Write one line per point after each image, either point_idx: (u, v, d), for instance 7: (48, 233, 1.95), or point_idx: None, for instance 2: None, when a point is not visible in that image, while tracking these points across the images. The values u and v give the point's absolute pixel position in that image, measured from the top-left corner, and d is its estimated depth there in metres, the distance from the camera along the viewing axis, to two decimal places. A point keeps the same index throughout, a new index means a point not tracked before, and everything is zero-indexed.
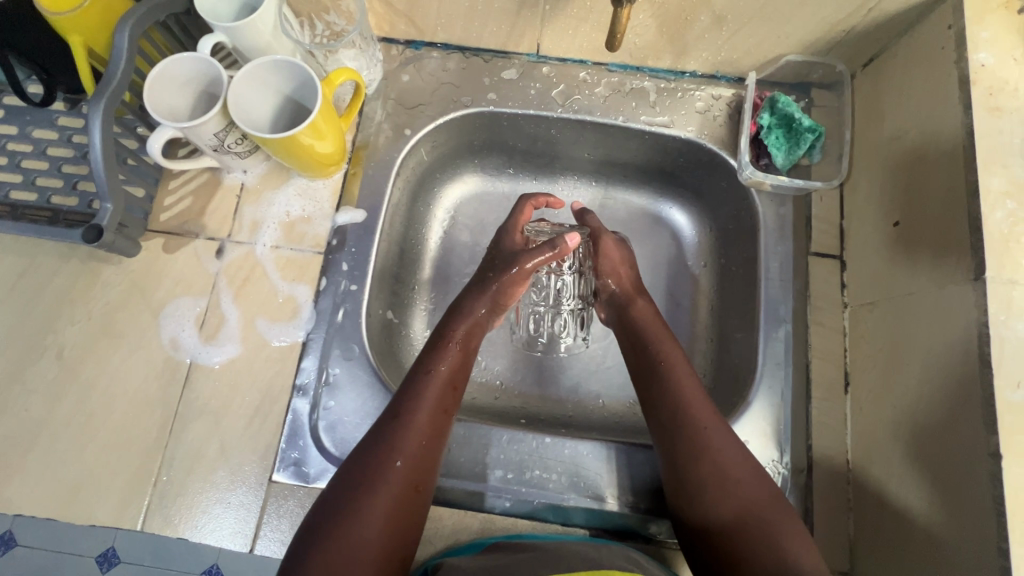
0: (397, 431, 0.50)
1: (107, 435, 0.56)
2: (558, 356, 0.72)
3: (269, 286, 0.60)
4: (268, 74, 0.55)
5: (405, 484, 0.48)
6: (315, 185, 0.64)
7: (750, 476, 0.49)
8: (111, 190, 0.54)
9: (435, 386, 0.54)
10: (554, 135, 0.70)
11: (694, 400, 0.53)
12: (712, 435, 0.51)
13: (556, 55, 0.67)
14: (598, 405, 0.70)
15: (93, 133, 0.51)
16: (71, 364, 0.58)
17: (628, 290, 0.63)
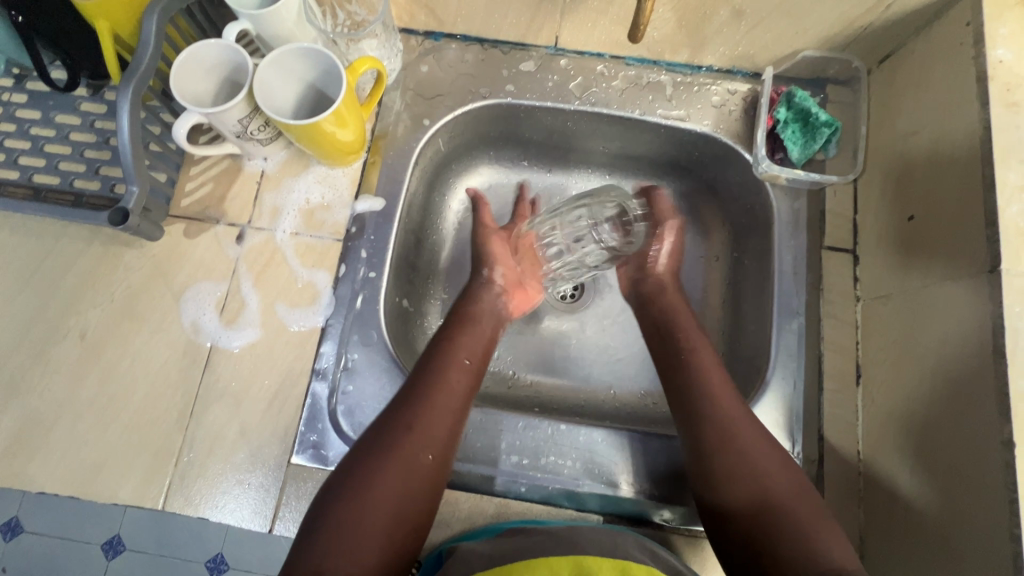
0: (417, 403, 0.51)
1: (128, 416, 0.57)
2: (568, 346, 0.73)
3: (289, 271, 0.61)
4: (297, 63, 0.55)
5: (421, 455, 0.49)
6: (334, 173, 0.64)
7: (770, 461, 0.50)
8: (137, 173, 0.55)
9: (459, 368, 0.55)
10: (570, 127, 0.71)
11: (725, 386, 0.55)
12: (739, 419, 0.53)
13: (573, 48, 0.67)
14: (610, 397, 0.70)
15: (122, 119, 0.52)
16: (93, 346, 0.59)
17: (664, 275, 0.67)
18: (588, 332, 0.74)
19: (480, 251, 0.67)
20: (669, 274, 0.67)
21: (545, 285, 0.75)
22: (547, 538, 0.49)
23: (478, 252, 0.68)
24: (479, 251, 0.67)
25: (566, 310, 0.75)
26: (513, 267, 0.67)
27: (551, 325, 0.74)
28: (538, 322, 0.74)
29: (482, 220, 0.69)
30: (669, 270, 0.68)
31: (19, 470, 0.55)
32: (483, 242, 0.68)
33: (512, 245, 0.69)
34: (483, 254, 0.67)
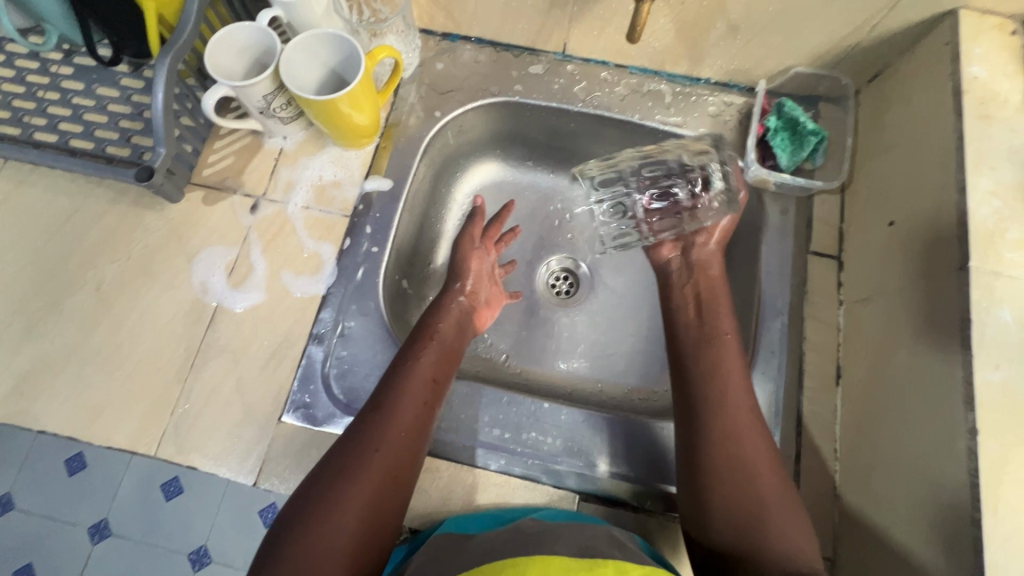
0: (377, 420, 0.52)
1: (134, 364, 0.60)
2: (559, 336, 0.75)
3: (297, 241, 0.65)
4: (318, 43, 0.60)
5: (383, 475, 0.49)
6: (347, 154, 0.68)
7: (756, 494, 0.50)
8: (166, 137, 0.60)
9: (418, 380, 0.55)
10: (573, 129, 0.75)
11: (735, 404, 0.54)
12: (742, 448, 0.52)
13: (580, 55, 0.72)
14: (597, 391, 0.72)
15: (161, 74, 0.57)
16: (107, 297, 0.62)
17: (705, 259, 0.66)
18: (577, 324, 0.76)
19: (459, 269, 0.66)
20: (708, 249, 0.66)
21: (540, 280, 0.78)
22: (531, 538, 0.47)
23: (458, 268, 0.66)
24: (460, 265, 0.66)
25: (559, 304, 0.77)
26: (482, 287, 0.67)
27: (541, 315, 0.76)
28: (531, 314, 0.76)
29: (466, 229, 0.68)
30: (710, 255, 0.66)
31: (27, 409, 0.58)
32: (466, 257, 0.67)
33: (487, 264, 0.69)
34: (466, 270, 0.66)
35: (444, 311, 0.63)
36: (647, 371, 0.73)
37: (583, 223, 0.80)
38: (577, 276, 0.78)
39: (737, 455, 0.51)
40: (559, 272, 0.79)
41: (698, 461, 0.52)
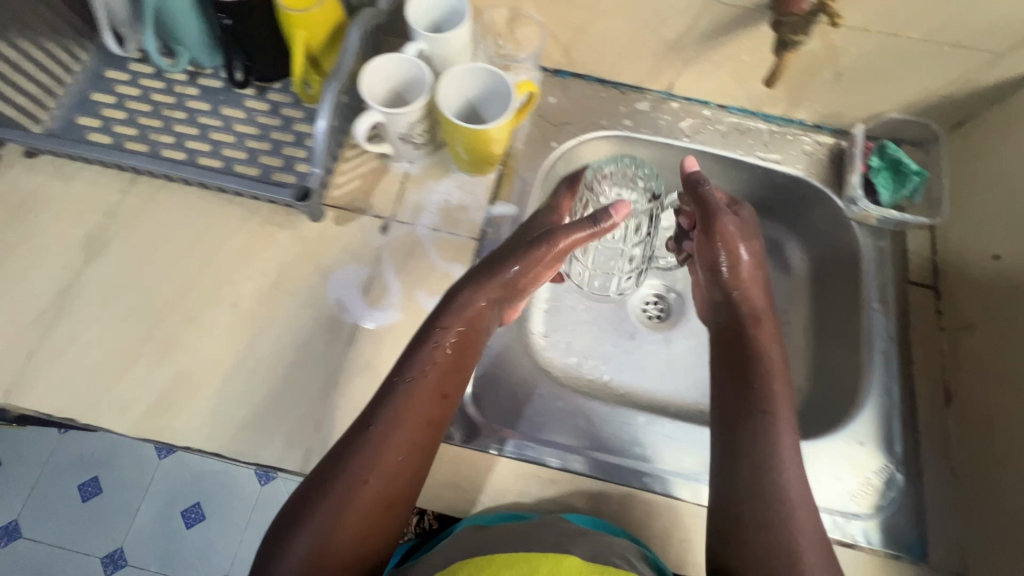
0: (359, 438, 0.49)
1: (274, 380, 0.60)
2: (658, 359, 0.80)
3: (428, 262, 0.66)
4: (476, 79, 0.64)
5: (376, 501, 0.48)
6: (472, 180, 0.71)
7: (796, 521, 0.49)
8: (321, 157, 0.63)
9: (422, 397, 0.52)
10: (673, 162, 0.79)
11: (784, 422, 0.55)
12: (785, 472, 0.51)
13: (684, 94, 0.77)
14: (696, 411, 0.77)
15: (326, 101, 0.60)
16: (244, 312, 0.62)
17: (756, 302, 0.66)
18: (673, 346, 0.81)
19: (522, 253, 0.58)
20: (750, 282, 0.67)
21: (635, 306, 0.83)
22: (548, 544, 0.47)
23: (517, 248, 0.59)
24: (533, 243, 0.59)
25: (654, 329, 0.83)
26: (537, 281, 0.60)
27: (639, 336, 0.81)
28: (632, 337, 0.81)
29: (576, 223, 0.60)
30: (755, 294, 0.66)
31: (167, 425, 0.57)
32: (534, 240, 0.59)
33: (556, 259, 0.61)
34: (524, 253, 0.58)
35: (467, 296, 0.56)
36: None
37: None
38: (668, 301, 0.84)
39: (778, 481, 0.51)
40: (650, 296, 0.85)
41: (741, 494, 0.51)
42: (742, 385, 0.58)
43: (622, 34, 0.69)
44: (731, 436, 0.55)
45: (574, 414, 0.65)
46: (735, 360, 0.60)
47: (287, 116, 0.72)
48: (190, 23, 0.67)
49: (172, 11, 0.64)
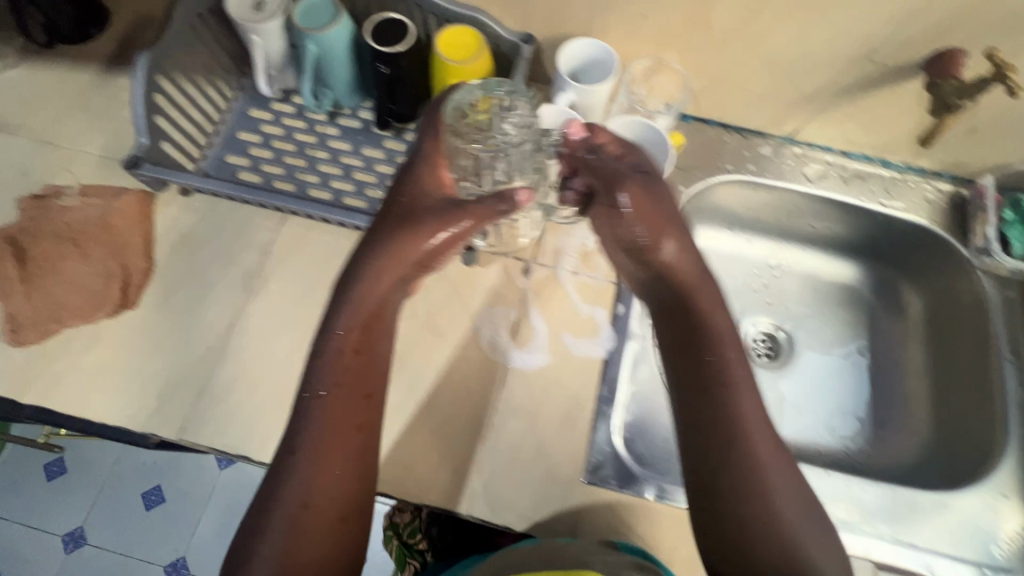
0: (308, 451, 0.48)
1: (435, 421, 0.62)
2: (773, 398, 0.82)
3: (572, 305, 0.68)
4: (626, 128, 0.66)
5: (294, 504, 0.47)
6: None
7: (773, 499, 0.49)
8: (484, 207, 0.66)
9: (338, 404, 0.50)
10: (791, 206, 0.81)
11: (744, 406, 0.52)
12: (767, 475, 0.50)
13: (806, 139, 0.79)
14: (817, 454, 0.78)
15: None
16: (401, 353, 0.65)
17: (663, 261, 0.55)
18: (786, 384, 0.83)
19: (396, 228, 0.54)
20: (676, 261, 0.55)
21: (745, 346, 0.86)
22: (572, 561, 0.51)
23: (399, 225, 0.54)
24: (405, 220, 0.54)
25: (768, 369, 0.84)
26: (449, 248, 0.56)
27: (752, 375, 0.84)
28: None
29: (477, 208, 0.54)
30: (671, 257, 0.55)
31: None
32: (408, 209, 0.56)
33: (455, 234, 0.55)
34: (399, 223, 0.54)
35: (364, 282, 0.53)
36: (859, 432, 0.80)
37: (781, 291, 0.89)
38: (778, 340, 0.86)
39: (755, 472, 0.50)
40: (758, 335, 0.87)
41: (721, 493, 0.50)
42: (694, 366, 0.54)
43: (760, 84, 0.71)
44: (718, 440, 0.51)
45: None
46: (693, 343, 0.55)
47: None
48: (339, 60, 0.68)
49: (331, 51, 0.67)
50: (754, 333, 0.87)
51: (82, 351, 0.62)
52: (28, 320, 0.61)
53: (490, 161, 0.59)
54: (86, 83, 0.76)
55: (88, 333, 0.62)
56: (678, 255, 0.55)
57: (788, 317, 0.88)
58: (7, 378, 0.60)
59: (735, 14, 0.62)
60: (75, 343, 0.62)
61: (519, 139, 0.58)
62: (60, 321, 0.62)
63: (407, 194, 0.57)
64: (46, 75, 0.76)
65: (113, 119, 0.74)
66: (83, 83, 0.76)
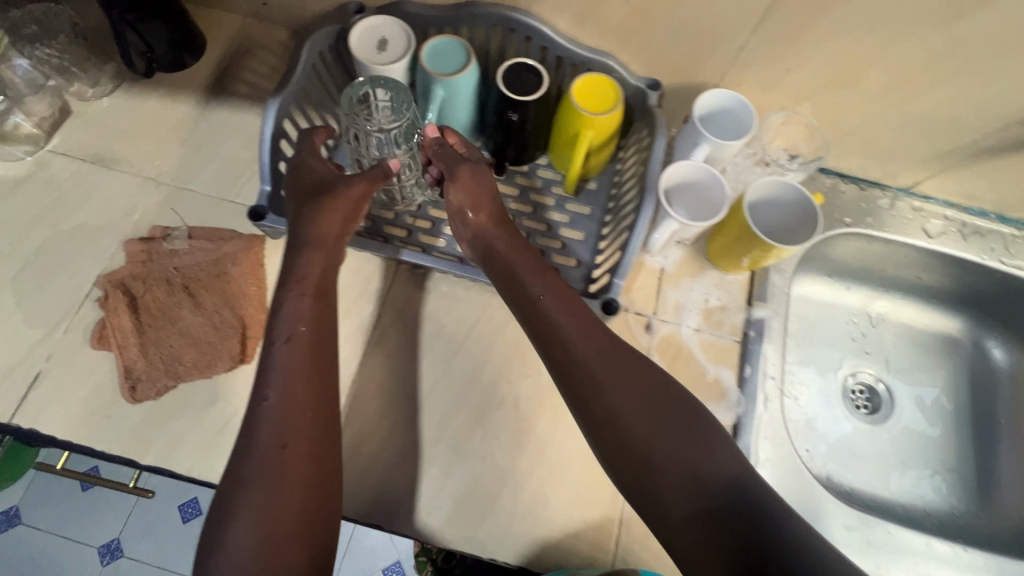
0: (259, 390, 0.50)
1: (567, 489, 0.60)
2: (872, 452, 0.81)
3: (697, 366, 0.66)
4: (769, 190, 0.63)
5: (273, 443, 0.48)
6: (728, 278, 0.70)
7: (661, 415, 0.50)
8: (625, 269, 0.61)
9: (298, 350, 0.52)
10: (902, 258, 0.80)
11: (572, 333, 0.55)
12: (613, 392, 0.51)
13: (924, 192, 0.77)
14: (924, 514, 0.77)
15: (643, 221, 0.59)
16: (527, 415, 0.62)
17: (484, 225, 0.62)
18: (883, 435, 0.82)
19: (315, 196, 0.58)
20: (491, 226, 0.62)
21: (843, 397, 0.83)
22: None
23: (316, 197, 0.58)
24: (323, 192, 0.58)
25: (866, 422, 0.83)
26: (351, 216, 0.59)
27: (850, 427, 0.82)
28: (840, 425, 0.82)
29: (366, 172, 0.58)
30: (488, 219, 0.62)
31: (469, 534, 0.57)
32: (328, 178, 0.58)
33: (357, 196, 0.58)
34: (305, 197, 0.58)
35: (304, 260, 0.57)
36: (966, 492, 0.79)
37: (879, 342, 0.87)
38: (876, 393, 0.84)
39: (589, 389, 0.52)
40: (856, 386, 0.84)
41: (607, 421, 0.51)
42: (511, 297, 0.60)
43: (893, 139, 0.69)
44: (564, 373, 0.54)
45: (864, 533, 0.64)
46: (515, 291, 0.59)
47: (538, 203, 0.72)
48: (463, 102, 0.65)
49: (458, 93, 0.64)
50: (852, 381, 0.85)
51: (201, 408, 0.59)
52: (145, 374, 0.59)
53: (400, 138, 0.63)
54: (184, 114, 0.73)
55: (207, 389, 0.60)
56: (492, 222, 0.62)
57: (887, 369, 0.86)
58: (125, 437, 0.57)
59: (893, 73, 0.60)
60: (195, 400, 0.59)
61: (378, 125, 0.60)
62: (176, 377, 0.59)
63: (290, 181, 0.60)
64: (142, 103, 0.73)
65: (215, 154, 0.71)
66: (182, 114, 0.73)
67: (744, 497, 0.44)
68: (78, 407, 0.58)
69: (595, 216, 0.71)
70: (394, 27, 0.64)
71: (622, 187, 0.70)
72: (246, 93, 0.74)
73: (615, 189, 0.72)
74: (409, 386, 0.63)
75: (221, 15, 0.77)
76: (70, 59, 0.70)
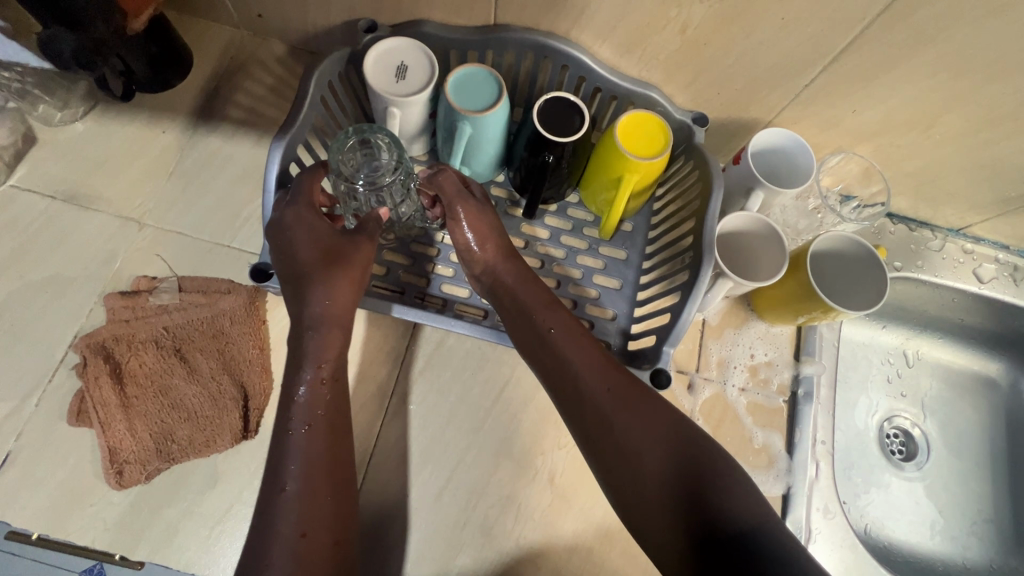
0: (275, 472, 0.44)
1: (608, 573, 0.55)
2: (904, 500, 0.74)
3: (745, 430, 0.61)
4: (830, 244, 0.59)
5: (296, 531, 0.42)
6: (774, 330, 0.65)
7: (680, 457, 0.45)
8: (678, 335, 0.55)
9: (323, 432, 0.46)
10: (951, 302, 0.75)
11: (575, 369, 0.50)
12: (628, 435, 0.47)
13: (975, 234, 0.73)
14: (963, 569, 0.71)
15: (703, 282, 0.54)
16: (563, 491, 0.57)
17: (491, 259, 0.56)
18: (914, 480, 0.76)
19: (321, 267, 0.49)
20: (500, 259, 0.56)
21: (878, 443, 0.76)
22: None
23: (319, 269, 0.49)
24: (334, 261, 0.49)
25: (901, 470, 0.76)
26: (350, 288, 0.50)
27: (884, 475, 0.75)
28: (872, 475, 0.75)
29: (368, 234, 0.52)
30: (496, 252, 0.56)
31: None
32: (336, 243, 0.50)
33: (355, 266, 0.50)
34: (309, 269, 0.49)
35: (318, 342, 0.48)
36: None
37: (915, 383, 0.79)
38: (912, 438, 0.77)
39: (606, 440, 0.47)
40: (891, 431, 0.77)
41: (622, 469, 0.46)
42: (520, 334, 0.54)
43: (954, 184, 0.64)
44: (576, 414, 0.50)
45: None
46: (524, 327, 0.54)
47: (569, 246, 0.65)
48: (491, 139, 0.58)
49: (486, 130, 0.56)
50: (890, 427, 0.77)
51: (197, 494, 0.52)
52: (132, 456, 0.52)
53: (398, 187, 0.54)
54: (168, 141, 0.64)
55: (204, 471, 0.52)
56: (501, 255, 0.56)
57: (923, 413, 0.78)
58: (111, 529, 0.50)
59: (972, 119, 0.54)
60: (191, 483, 0.52)
61: (379, 175, 0.52)
62: (169, 459, 0.52)
63: (283, 251, 0.50)
64: (120, 129, 0.64)
65: (205, 191, 0.62)
66: (166, 143, 0.64)
67: (774, 554, 0.39)
68: (56, 494, 0.51)
69: (632, 261, 0.64)
70: (415, 52, 0.56)
71: (664, 230, 0.64)
72: (239, 118, 0.65)
73: (653, 233, 0.65)
74: (433, 459, 0.57)
75: (210, 27, 0.68)
76: (33, 81, 0.60)
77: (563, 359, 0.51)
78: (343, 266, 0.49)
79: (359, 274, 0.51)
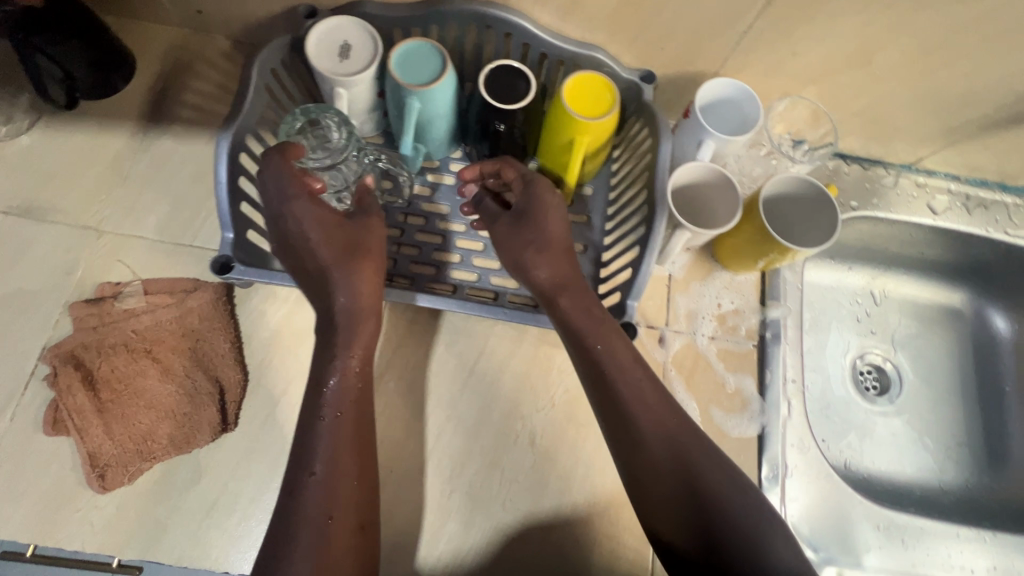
0: (301, 458, 0.45)
1: (594, 526, 0.56)
2: (879, 432, 0.77)
3: (716, 376, 0.63)
4: (783, 187, 0.61)
5: (322, 511, 0.43)
6: (739, 278, 0.67)
7: (725, 510, 0.45)
8: (640, 288, 0.57)
9: (350, 419, 0.47)
10: (910, 237, 0.76)
11: (635, 403, 0.49)
12: (677, 479, 0.46)
13: (927, 167, 0.75)
14: (940, 491, 0.74)
15: (659, 233, 0.55)
16: (545, 451, 0.58)
17: (550, 281, 0.54)
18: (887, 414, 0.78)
19: (344, 259, 0.50)
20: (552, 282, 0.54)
21: (852, 380, 0.78)
22: None
23: (341, 261, 0.50)
24: (353, 250, 0.51)
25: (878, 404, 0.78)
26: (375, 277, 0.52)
27: (861, 410, 0.78)
28: (846, 413, 0.77)
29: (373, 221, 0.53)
30: (553, 276, 0.54)
31: None
32: (351, 236, 0.51)
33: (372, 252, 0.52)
34: (330, 261, 0.50)
35: (344, 330, 0.49)
36: None
37: (884, 321, 0.81)
38: (885, 372, 0.79)
39: (646, 482, 0.47)
40: (865, 367, 0.79)
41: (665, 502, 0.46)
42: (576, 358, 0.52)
43: (900, 119, 0.66)
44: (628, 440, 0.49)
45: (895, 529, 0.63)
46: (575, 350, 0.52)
47: None
48: (440, 114, 0.58)
49: (434, 105, 0.56)
50: (862, 363, 0.79)
51: (181, 492, 0.52)
52: (113, 459, 0.52)
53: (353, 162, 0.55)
54: (119, 146, 0.63)
55: (187, 467, 0.53)
56: (555, 279, 0.54)
57: (893, 347, 0.81)
58: (100, 532, 0.51)
59: (906, 51, 0.56)
60: (176, 480, 0.52)
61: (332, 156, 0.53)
62: (152, 458, 0.53)
63: (297, 247, 0.50)
64: (68, 138, 0.63)
65: (161, 193, 0.62)
66: (117, 149, 0.63)
67: None
68: (39, 504, 0.51)
69: (595, 224, 0.65)
70: (356, 30, 0.56)
71: (623, 191, 0.65)
72: (189, 117, 0.65)
73: (614, 194, 0.66)
74: (415, 434, 0.58)
75: (149, 28, 0.67)
76: None
77: (624, 393, 0.49)
78: (361, 260, 0.51)
79: (380, 260, 0.53)
